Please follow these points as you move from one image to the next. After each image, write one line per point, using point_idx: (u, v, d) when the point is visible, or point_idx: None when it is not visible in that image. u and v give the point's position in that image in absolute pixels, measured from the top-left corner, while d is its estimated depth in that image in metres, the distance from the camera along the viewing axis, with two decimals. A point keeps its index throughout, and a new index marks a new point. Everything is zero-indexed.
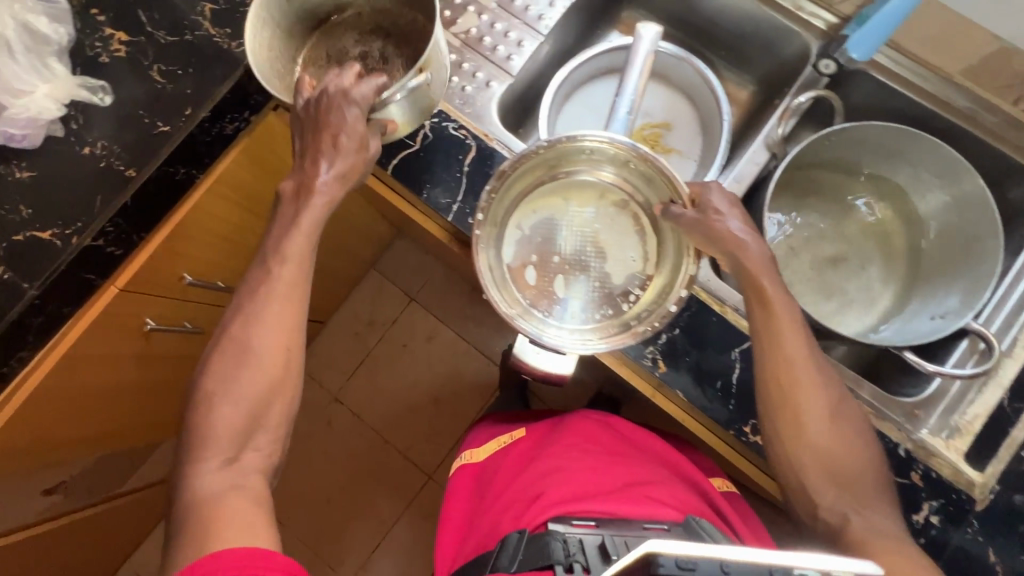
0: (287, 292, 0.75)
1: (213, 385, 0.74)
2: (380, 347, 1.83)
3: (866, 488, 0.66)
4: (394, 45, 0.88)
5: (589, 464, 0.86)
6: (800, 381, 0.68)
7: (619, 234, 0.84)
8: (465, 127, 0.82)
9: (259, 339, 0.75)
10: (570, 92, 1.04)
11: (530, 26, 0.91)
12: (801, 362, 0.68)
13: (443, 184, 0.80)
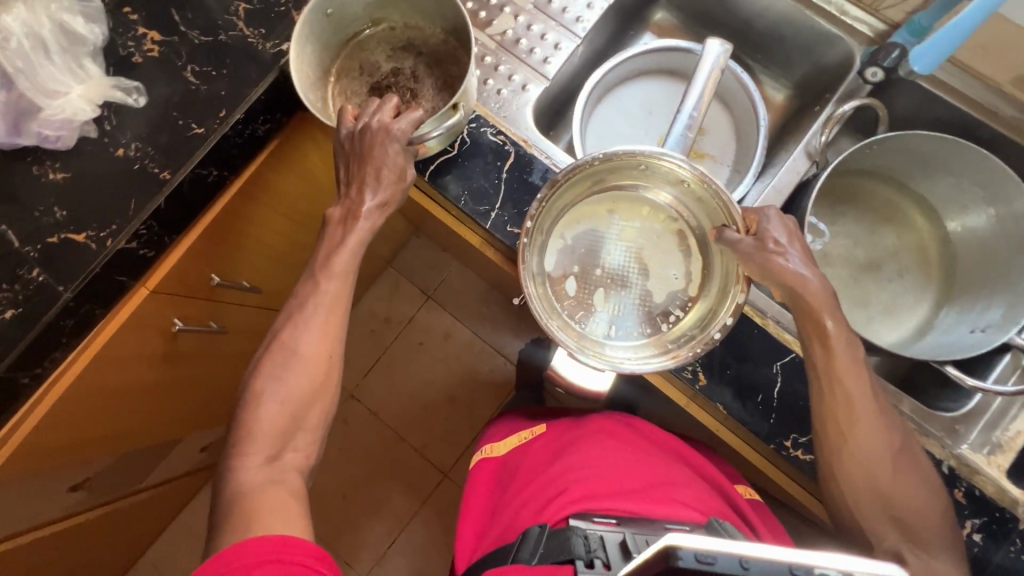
0: (330, 300, 0.76)
1: (256, 390, 0.74)
2: (397, 345, 1.83)
3: (921, 530, 0.66)
4: (426, 64, 0.89)
5: (612, 463, 0.85)
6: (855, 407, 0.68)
7: (662, 252, 0.85)
8: (504, 133, 0.80)
9: (302, 346, 0.75)
10: (602, 95, 1.03)
11: (566, 29, 0.89)
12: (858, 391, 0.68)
13: (481, 191, 0.79)
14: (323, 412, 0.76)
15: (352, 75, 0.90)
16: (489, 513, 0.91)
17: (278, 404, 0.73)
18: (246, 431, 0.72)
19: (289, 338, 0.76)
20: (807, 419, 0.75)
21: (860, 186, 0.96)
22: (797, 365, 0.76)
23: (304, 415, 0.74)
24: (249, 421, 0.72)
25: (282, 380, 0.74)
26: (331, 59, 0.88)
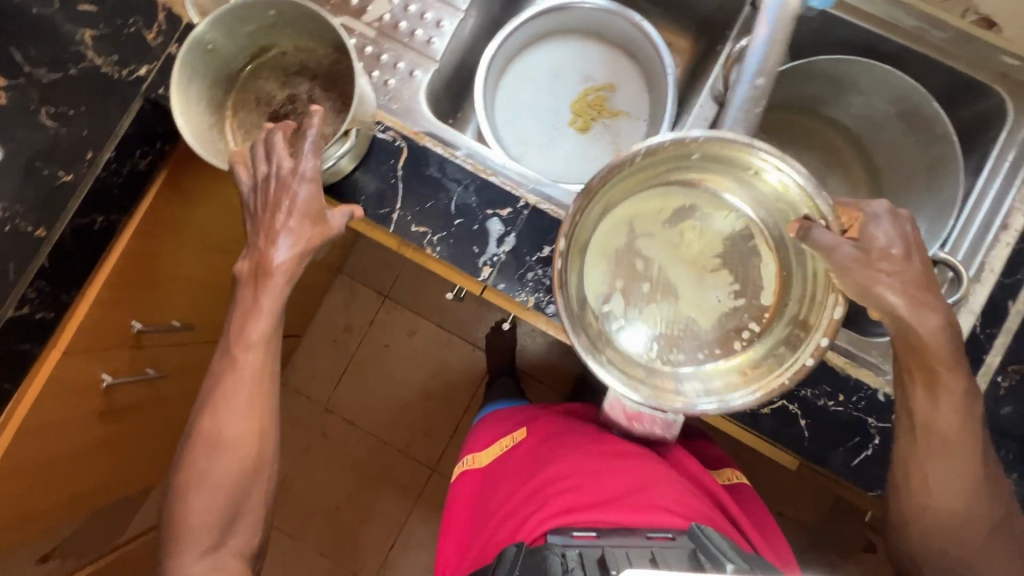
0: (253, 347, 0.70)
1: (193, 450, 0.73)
2: (362, 350, 1.79)
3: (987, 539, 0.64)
4: (321, 86, 0.75)
5: (594, 468, 0.86)
6: (935, 469, 0.63)
7: (721, 265, 0.78)
8: (393, 128, 0.74)
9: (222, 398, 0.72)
10: (505, 66, 0.98)
11: (446, 4, 0.84)
12: (956, 461, 0.63)
13: (377, 193, 0.74)
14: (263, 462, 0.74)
15: (248, 106, 0.75)
16: (475, 518, 0.94)
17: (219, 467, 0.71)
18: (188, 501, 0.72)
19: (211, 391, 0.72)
20: None
21: (779, 120, 0.93)
22: None
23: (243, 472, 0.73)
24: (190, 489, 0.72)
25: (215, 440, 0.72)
26: (223, 93, 0.73)
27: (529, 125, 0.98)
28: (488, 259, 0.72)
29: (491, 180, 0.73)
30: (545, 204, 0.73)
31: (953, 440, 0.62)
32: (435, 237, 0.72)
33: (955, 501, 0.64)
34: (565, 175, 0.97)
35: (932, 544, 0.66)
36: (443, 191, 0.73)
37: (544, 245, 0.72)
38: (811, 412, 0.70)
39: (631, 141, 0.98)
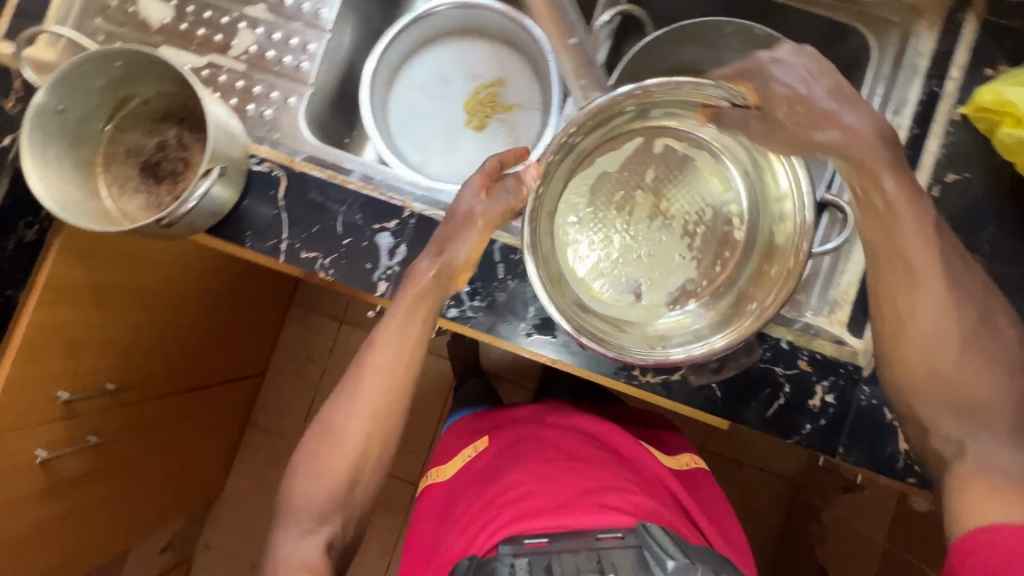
0: (375, 361, 0.69)
1: (298, 480, 0.70)
2: (326, 379, 1.71)
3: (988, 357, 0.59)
4: (191, 129, 0.74)
5: (548, 475, 0.86)
6: (918, 298, 0.59)
7: (691, 187, 0.75)
8: (269, 159, 0.74)
9: (339, 420, 0.69)
10: (392, 78, 0.98)
11: (310, 26, 0.83)
12: (931, 279, 0.59)
13: (262, 226, 0.73)
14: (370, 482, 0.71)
15: (120, 159, 0.74)
16: (436, 528, 0.92)
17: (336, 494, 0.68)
18: (292, 530, 0.68)
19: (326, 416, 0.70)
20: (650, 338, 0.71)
21: None
22: None
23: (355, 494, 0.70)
24: (297, 519, 0.68)
25: (325, 466, 0.69)
26: (90, 150, 0.72)
27: (426, 133, 0.98)
28: (382, 274, 0.72)
29: (374, 195, 0.73)
30: (431, 210, 0.73)
31: (922, 268, 0.59)
32: (327, 259, 0.72)
33: (935, 320, 0.59)
34: (469, 176, 0.97)
35: (935, 384, 0.59)
36: (328, 213, 0.73)
37: None
38: (719, 370, 0.70)
39: (528, 132, 0.98)
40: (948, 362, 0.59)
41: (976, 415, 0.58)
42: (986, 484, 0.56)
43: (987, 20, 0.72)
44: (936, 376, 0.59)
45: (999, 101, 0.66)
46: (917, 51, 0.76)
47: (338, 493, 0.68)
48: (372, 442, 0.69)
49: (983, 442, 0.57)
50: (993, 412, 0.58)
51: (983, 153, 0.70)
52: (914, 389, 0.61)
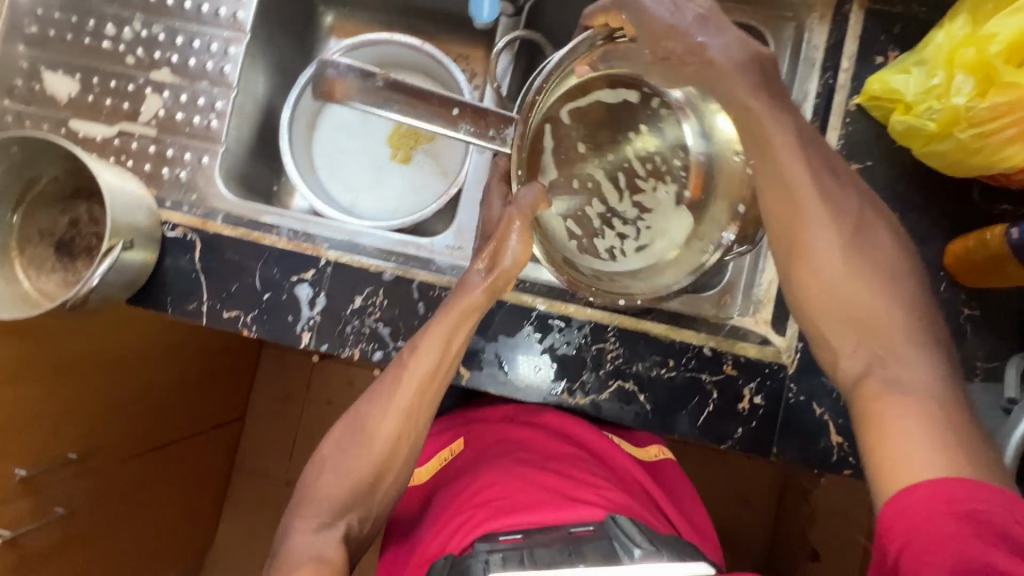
0: (411, 370, 0.65)
1: (323, 474, 0.68)
2: (305, 416, 1.68)
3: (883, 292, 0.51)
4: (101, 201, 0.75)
5: (522, 473, 0.75)
6: (804, 215, 0.53)
7: (629, 117, 0.77)
8: (181, 223, 0.74)
9: (363, 420, 0.67)
10: (314, 122, 1.00)
11: (216, 84, 0.83)
12: (809, 187, 0.53)
13: (181, 291, 0.73)
14: (390, 480, 0.68)
15: (34, 240, 0.74)
16: (400, 541, 0.79)
17: (358, 489, 0.67)
18: (310, 521, 0.66)
19: (355, 421, 0.68)
20: (576, 360, 0.71)
21: None
22: (546, 319, 0.71)
23: (376, 489, 0.67)
24: (317, 509, 0.66)
25: (349, 461, 0.67)
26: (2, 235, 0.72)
27: (354, 171, 0.99)
28: (304, 324, 0.73)
29: (289, 248, 0.74)
30: (348, 256, 0.74)
31: (803, 190, 0.53)
32: (248, 317, 0.73)
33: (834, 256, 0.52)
34: (401, 209, 0.98)
35: (834, 300, 0.51)
36: (244, 270, 0.73)
37: (355, 295, 0.73)
38: (647, 384, 0.71)
39: (453, 159, 0.99)
40: (837, 275, 0.51)
41: (876, 323, 0.50)
42: (889, 404, 0.47)
43: (871, 8, 0.72)
44: (834, 295, 0.51)
45: (886, 89, 0.67)
46: (812, 46, 0.77)
47: (360, 487, 0.67)
48: (395, 442, 0.67)
49: (885, 360, 0.49)
50: (891, 322, 0.49)
51: (881, 139, 0.71)
52: (813, 310, 0.53)
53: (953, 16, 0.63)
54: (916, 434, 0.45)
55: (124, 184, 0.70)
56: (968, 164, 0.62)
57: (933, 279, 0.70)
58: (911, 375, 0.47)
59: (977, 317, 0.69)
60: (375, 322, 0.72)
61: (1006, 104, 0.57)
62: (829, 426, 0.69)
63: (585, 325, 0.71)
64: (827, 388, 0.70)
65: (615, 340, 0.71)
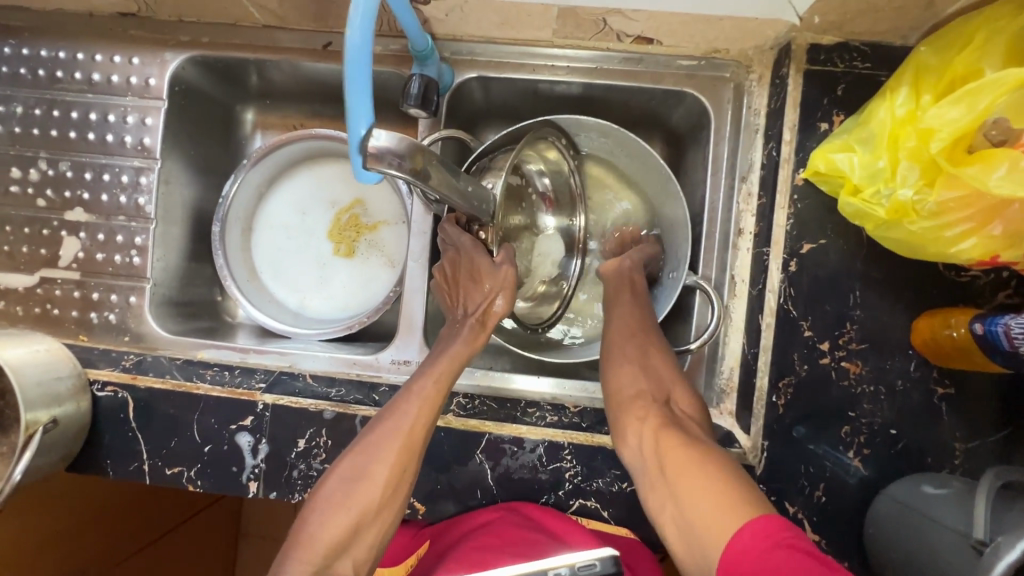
0: (416, 403, 0.64)
1: (317, 511, 0.59)
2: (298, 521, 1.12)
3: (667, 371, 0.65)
4: None
5: (483, 552, 0.60)
6: (635, 323, 0.69)
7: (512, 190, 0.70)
8: (110, 380, 0.72)
9: (368, 457, 0.61)
10: (249, 224, 0.93)
11: (132, 217, 0.79)
12: (639, 301, 0.71)
13: (121, 452, 0.71)
14: (387, 524, 0.61)
15: None
16: None
17: (359, 529, 0.59)
18: (304, 564, 0.56)
19: (357, 457, 0.62)
20: (533, 483, 0.68)
21: None
22: (497, 443, 0.68)
23: (377, 527, 0.60)
24: (310, 548, 0.57)
25: (350, 496, 0.59)
26: None
27: (297, 270, 0.94)
28: (249, 474, 0.69)
29: (224, 395, 0.71)
30: (286, 397, 0.71)
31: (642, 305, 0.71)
32: (192, 471, 0.70)
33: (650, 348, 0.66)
34: (349, 305, 0.92)
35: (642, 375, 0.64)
36: (182, 424, 0.71)
37: (297, 438, 0.70)
38: (609, 500, 0.68)
39: (398, 247, 0.93)
40: (646, 361, 0.65)
41: (669, 396, 0.63)
42: (684, 450, 0.55)
43: (809, 70, 0.66)
44: (638, 370, 0.64)
45: (831, 169, 0.61)
46: (753, 110, 0.72)
47: (362, 522, 0.59)
48: (401, 479, 0.62)
49: (681, 426, 0.59)
50: (666, 381, 0.64)
51: (833, 215, 0.66)
52: (625, 377, 0.64)
53: (896, 89, 0.58)
54: (717, 473, 0.51)
55: (37, 357, 0.67)
56: (922, 252, 0.57)
57: (902, 359, 0.65)
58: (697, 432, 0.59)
59: (952, 394, 0.65)
60: (321, 464, 0.69)
61: (958, 199, 0.52)
62: (805, 524, 0.66)
63: (538, 445, 0.68)
64: (799, 485, 0.66)
65: (572, 459, 0.68)
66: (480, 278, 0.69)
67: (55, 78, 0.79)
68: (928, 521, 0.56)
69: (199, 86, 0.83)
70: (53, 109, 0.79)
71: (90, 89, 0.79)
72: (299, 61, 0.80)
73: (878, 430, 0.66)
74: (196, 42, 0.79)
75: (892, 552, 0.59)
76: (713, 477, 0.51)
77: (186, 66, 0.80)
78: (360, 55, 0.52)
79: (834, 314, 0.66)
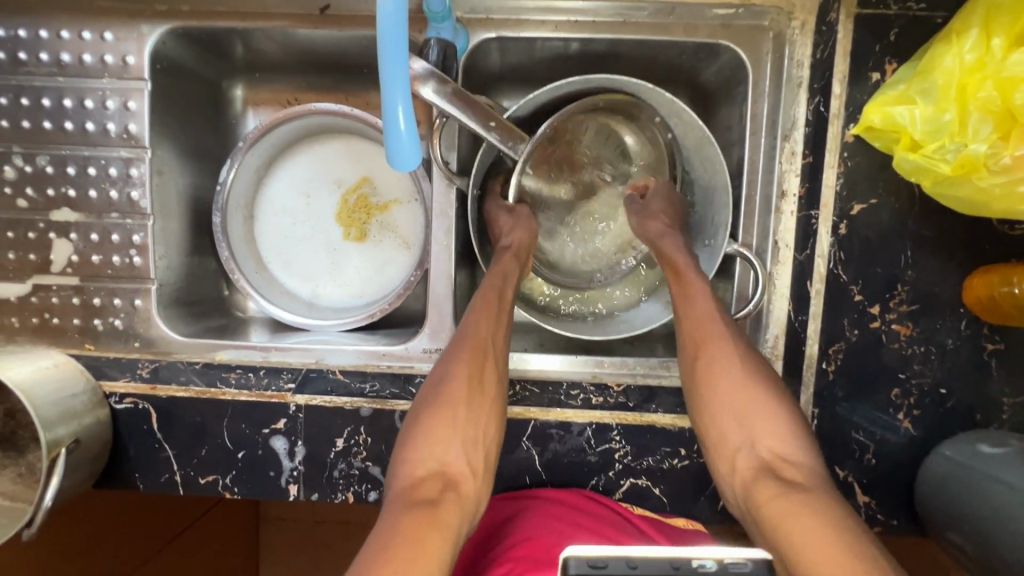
0: (472, 309, 0.62)
1: (415, 426, 0.56)
2: (319, 512, 1.11)
3: (765, 399, 0.55)
4: None
5: (561, 526, 0.58)
6: (710, 337, 0.59)
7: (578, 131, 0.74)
8: (128, 392, 0.68)
9: (440, 376, 0.58)
10: (251, 210, 0.87)
11: (128, 213, 0.73)
12: (706, 308, 0.61)
13: (150, 464, 0.68)
14: (490, 418, 0.57)
15: None
16: None
17: (458, 427, 0.55)
18: (415, 468, 0.53)
19: (439, 369, 0.59)
20: (582, 466, 0.67)
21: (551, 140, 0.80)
22: (543, 430, 0.67)
23: (480, 426, 0.56)
24: (418, 452, 0.54)
25: (438, 401, 0.57)
26: None
27: (307, 257, 0.88)
28: (288, 477, 0.67)
29: (253, 399, 0.67)
30: (319, 397, 0.68)
31: (706, 314, 0.60)
32: (227, 479, 0.67)
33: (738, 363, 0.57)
34: (367, 291, 0.88)
35: (726, 414, 0.56)
36: (211, 432, 0.67)
37: (335, 438, 0.67)
38: (660, 477, 0.67)
39: (413, 226, 0.88)
40: (734, 384, 0.57)
41: (758, 437, 0.54)
42: (785, 501, 0.48)
43: (860, 14, 0.61)
44: (728, 406, 0.56)
45: (888, 123, 0.57)
46: (795, 62, 0.67)
47: (460, 421, 0.56)
48: (481, 375, 0.59)
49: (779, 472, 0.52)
50: (762, 408, 0.55)
51: (884, 172, 0.63)
52: (709, 421, 0.57)
53: (963, 32, 0.53)
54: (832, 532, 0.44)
55: (45, 375, 0.62)
56: (987, 209, 0.55)
57: (952, 318, 0.64)
58: (798, 473, 0.51)
59: (1002, 351, 0.64)
60: (363, 463, 0.67)
61: None
62: (854, 487, 0.66)
63: (585, 428, 0.67)
64: (849, 450, 0.66)
65: (621, 439, 0.67)
66: (497, 215, 0.72)
67: (18, 60, 0.70)
68: (989, 479, 0.56)
69: (183, 61, 0.75)
70: (22, 97, 0.71)
71: (59, 71, 0.71)
72: (295, 29, 0.72)
73: (928, 391, 0.65)
74: (175, 11, 0.71)
75: (949, 511, 0.59)
76: (821, 533, 0.44)
77: (166, 39, 0.72)
78: (395, 22, 0.45)
79: (885, 277, 0.64)
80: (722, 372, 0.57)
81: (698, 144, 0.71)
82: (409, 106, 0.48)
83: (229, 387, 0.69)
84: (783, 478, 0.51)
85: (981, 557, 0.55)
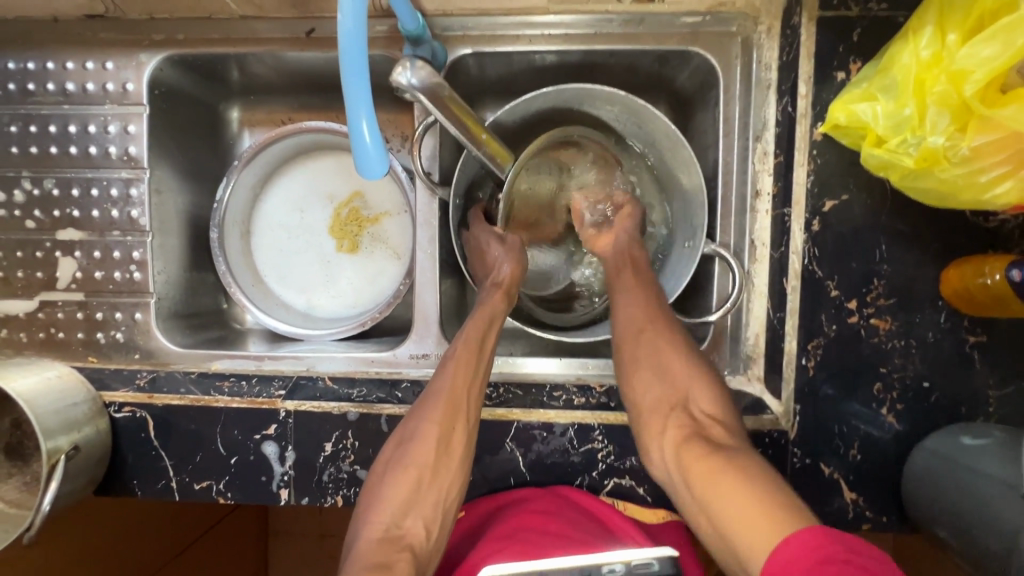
0: (450, 360, 0.63)
1: (382, 481, 0.59)
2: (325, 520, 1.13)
3: (692, 373, 0.61)
4: None
5: (527, 532, 0.58)
6: (646, 320, 0.64)
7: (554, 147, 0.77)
8: (126, 401, 0.70)
9: (413, 428, 0.61)
10: (248, 226, 0.90)
11: (127, 231, 0.76)
12: (647, 299, 0.66)
13: (147, 471, 0.70)
14: (454, 478, 0.59)
15: None
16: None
17: (420, 490, 0.58)
18: (375, 526, 0.56)
19: (411, 420, 0.61)
20: (565, 466, 0.68)
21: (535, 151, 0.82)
22: (527, 431, 0.67)
23: (441, 489, 0.59)
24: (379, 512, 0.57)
25: (406, 459, 0.59)
26: None
27: (302, 270, 0.91)
28: (279, 482, 0.69)
29: (245, 406, 0.69)
30: (308, 402, 0.70)
31: (642, 305, 0.65)
32: (221, 484, 0.69)
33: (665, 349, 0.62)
34: (360, 301, 0.90)
35: (652, 376, 0.62)
36: (205, 439, 0.69)
37: (324, 443, 0.69)
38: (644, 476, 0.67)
39: (404, 237, 0.90)
40: (666, 361, 0.62)
41: (688, 397, 0.60)
42: (711, 459, 0.52)
43: (823, 16, 0.62)
44: (660, 382, 0.61)
45: (852, 121, 0.58)
46: (763, 65, 0.70)
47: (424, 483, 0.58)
48: (450, 433, 0.60)
49: (707, 429, 0.57)
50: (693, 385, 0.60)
51: (855, 168, 0.63)
52: (642, 395, 0.61)
53: (919, 30, 0.55)
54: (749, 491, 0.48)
55: (46, 385, 0.65)
56: (953, 200, 0.55)
57: (931, 311, 0.64)
58: (720, 435, 0.56)
59: (984, 343, 0.63)
60: (351, 467, 0.68)
61: (992, 143, 0.50)
62: (841, 484, 0.66)
63: (568, 429, 0.67)
64: (833, 446, 0.66)
65: (603, 440, 0.67)
66: (488, 244, 0.73)
67: (27, 91, 0.75)
68: (971, 473, 0.55)
69: (179, 86, 0.79)
70: (30, 125, 0.75)
71: (65, 100, 0.75)
72: (282, 52, 0.76)
73: (910, 384, 0.65)
74: (171, 40, 0.75)
75: (933, 505, 0.59)
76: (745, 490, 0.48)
77: (164, 66, 0.76)
78: (354, 39, 0.48)
79: (861, 272, 0.64)
80: (655, 355, 0.62)
81: (673, 148, 0.73)
82: (373, 119, 0.51)
83: (222, 395, 0.71)
84: (709, 440, 0.55)
85: (967, 552, 0.54)
